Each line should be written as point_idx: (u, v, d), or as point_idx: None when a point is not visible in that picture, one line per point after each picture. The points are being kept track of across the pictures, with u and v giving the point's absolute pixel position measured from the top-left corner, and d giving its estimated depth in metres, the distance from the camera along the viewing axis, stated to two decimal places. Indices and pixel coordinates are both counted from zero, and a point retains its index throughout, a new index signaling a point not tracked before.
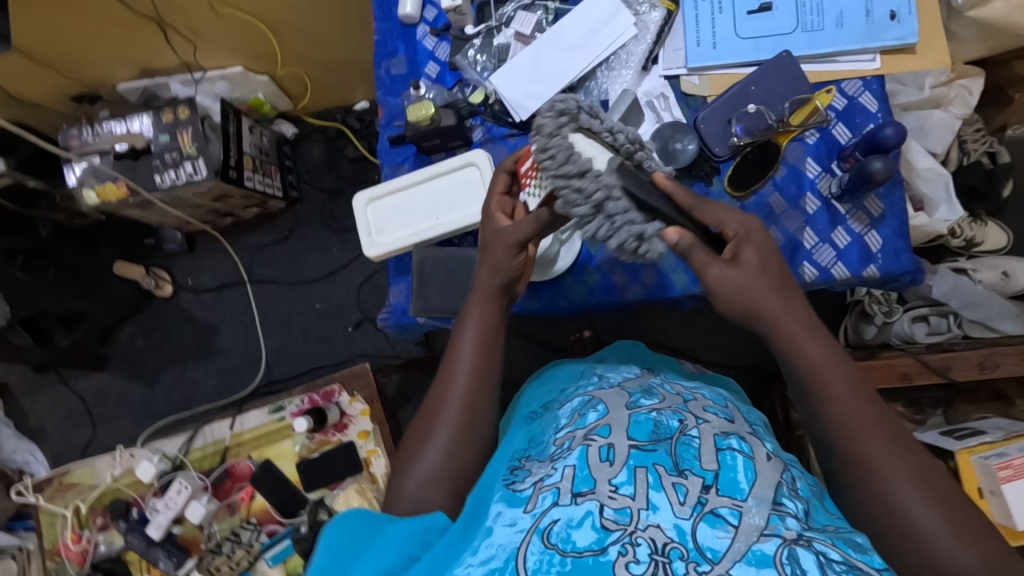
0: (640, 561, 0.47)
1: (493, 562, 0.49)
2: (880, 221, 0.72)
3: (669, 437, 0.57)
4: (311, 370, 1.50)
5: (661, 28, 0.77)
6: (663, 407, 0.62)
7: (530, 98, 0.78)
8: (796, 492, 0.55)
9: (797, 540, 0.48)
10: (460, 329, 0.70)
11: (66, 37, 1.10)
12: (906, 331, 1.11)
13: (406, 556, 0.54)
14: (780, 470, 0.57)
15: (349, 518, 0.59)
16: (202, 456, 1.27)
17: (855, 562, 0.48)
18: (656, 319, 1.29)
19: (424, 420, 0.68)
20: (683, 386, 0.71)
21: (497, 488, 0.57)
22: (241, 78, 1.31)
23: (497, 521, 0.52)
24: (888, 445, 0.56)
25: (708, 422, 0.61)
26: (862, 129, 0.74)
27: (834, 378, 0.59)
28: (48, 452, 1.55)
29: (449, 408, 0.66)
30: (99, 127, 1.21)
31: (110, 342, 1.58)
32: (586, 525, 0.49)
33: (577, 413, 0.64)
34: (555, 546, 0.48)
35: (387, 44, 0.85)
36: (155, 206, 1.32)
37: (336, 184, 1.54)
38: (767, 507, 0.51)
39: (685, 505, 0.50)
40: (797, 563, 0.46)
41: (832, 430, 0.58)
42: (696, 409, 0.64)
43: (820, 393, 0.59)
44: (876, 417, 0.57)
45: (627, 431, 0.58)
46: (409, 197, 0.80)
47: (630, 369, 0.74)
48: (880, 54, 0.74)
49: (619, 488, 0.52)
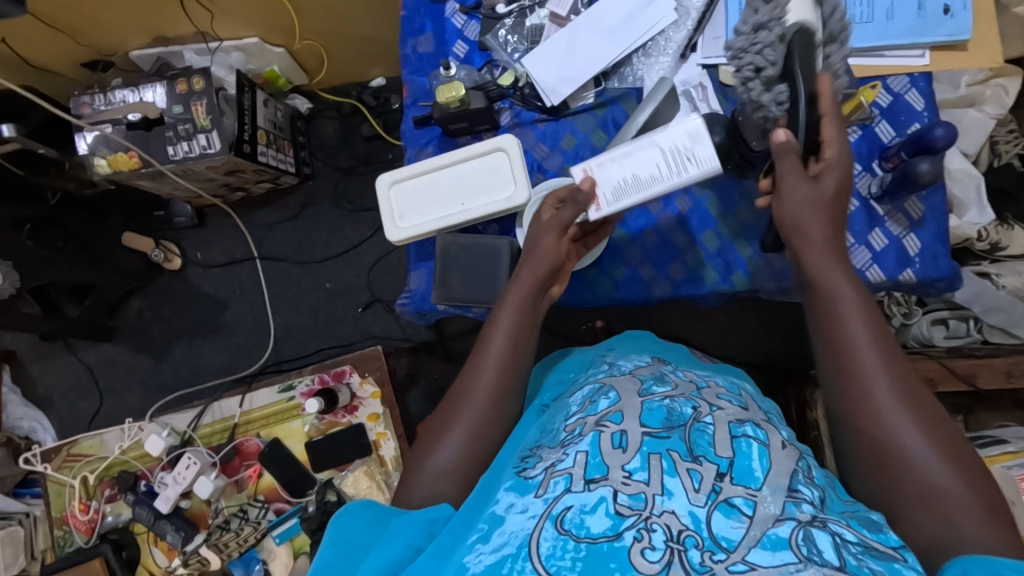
0: (656, 548, 0.46)
1: (506, 548, 0.48)
2: (920, 224, 0.70)
3: (683, 425, 0.56)
4: (320, 350, 1.50)
5: (702, 16, 0.74)
6: (676, 395, 0.61)
7: (563, 83, 0.75)
8: (811, 480, 0.53)
9: (811, 521, 0.47)
10: (492, 322, 0.68)
11: (81, 0, 1.07)
12: (924, 334, 1.11)
13: (413, 546, 0.54)
14: (795, 458, 0.55)
15: (355, 508, 0.58)
16: (210, 431, 1.26)
17: (869, 542, 0.47)
18: (672, 312, 1.28)
19: (453, 398, 0.67)
20: (695, 374, 0.70)
21: (507, 476, 0.56)
22: (257, 50, 1.28)
23: (509, 509, 0.51)
24: (897, 372, 0.54)
25: (722, 410, 0.59)
26: (907, 128, 0.71)
27: (850, 312, 0.57)
28: (55, 420, 1.56)
29: (477, 393, 0.65)
30: (111, 95, 1.19)
31: (118, 313, 1.57)
32: (600, 511, 0.49)
33: (588, 401, 0.62)
34: (569, 532, 0.48)
35: (414, 21, 0.82)
36: (166, 178, 1.30)
37: (350, 162, 1.52)
38: (782, 494, 0.49)
39: (700, 492, 0.49)
40: (813, 545, 0.45)
41: (841, 351, 0.57)
42: (710, 396, 0.62)
43: (838, 309, 0.58)
44: (890, 346, 0.56)
45: (640, 418, 0.56)
46: (433, 181, 0.76)
47: (641, 358, 0.73)
48: (929, 50, 0.71)
49: (633, 473, 0.51)
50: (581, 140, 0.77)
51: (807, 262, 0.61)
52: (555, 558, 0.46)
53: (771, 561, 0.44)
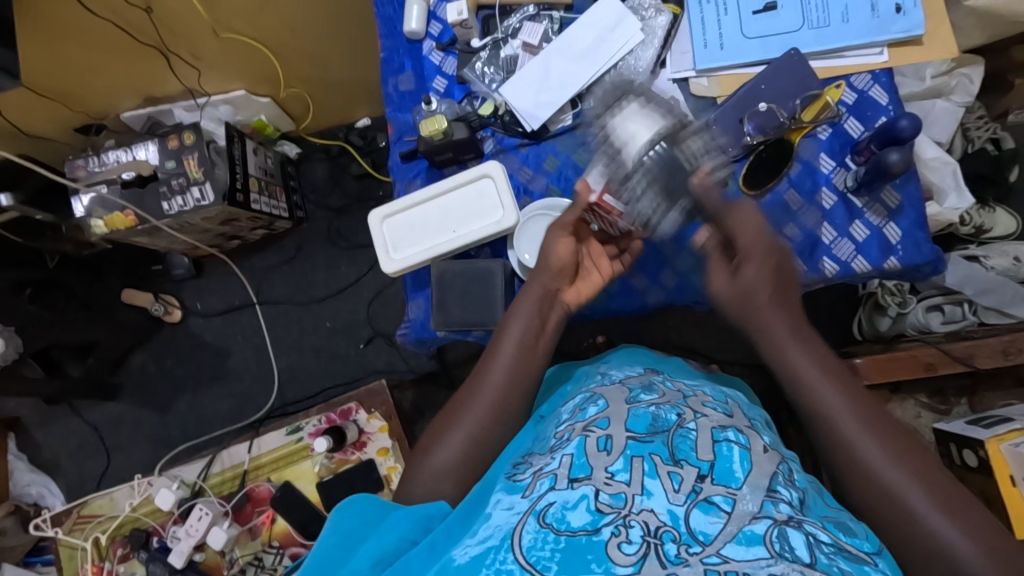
0: (633, 542, 0.46)
1: (490, 540, 0.48)
2: (899, 213, 0.72)
3: (667, 430, 0.56)
4: (325, 390, 1.50)
5: (667, 33, 0.78)
6: (662, 402, 0.61)
7: (541, 108, 0.78)
8: (792, 482, 0.54)
9: (787, 520, 0.48)
10: (501, 332, 0.70)
11: (72, 68, 1.10)
12: (921, 322, 1.11)
13: (407, 539, 0.54)
14: (776, 462, 0.55)
15: (354, 504, 0.59)
16: (220, 481, 1.26)
17: (844, 544, 0.48)
18: (670, 321, 1.29)
19: (452, 408, 0.68)
20: (684, 383, 0.70)
21: (497, 480, 0.56)
22: (244, 101, 1.32)
23: (497, 506, 0.51)
24: (880, 433, 0.57)
25: (707, 416, 0.60)
26: (874, 122, 0.74)
27: (825, 392, 0.60)
28: (63, 484, 1.55)
29: (478, 394, 0.67)
30: (105, 156, 1.22)
31: (121, 370, 1.57)
32: (581, 507, 0.48)
33: (578, 409, 0.63)
34: (550, 526, 0.47)
35: (393, 61, 0.85)
36: (163, 233, 1.32)
37: (342, 202, 1.55)
38: (761, 494, 0.50)
39: (679, 492, 0.49)
40: (786, 541, 0.46)
41: (825, 430, 0.59)
42: (696, 403, 0.63)
43: (809, 394, 0.61)
44: (868, 411, 0.59)
45: (625, 424, 0.57)
46: (423, 212, 0.79)
47: (633, 368, 0.74)
48: (887, 47, 0.74)
49: (615, 474, 0.51)
50: (564, 161, 0.79)
51: (775, 355, 0.65)
52: (535, 549, 0.46)
53: (744, 555, 0.45)
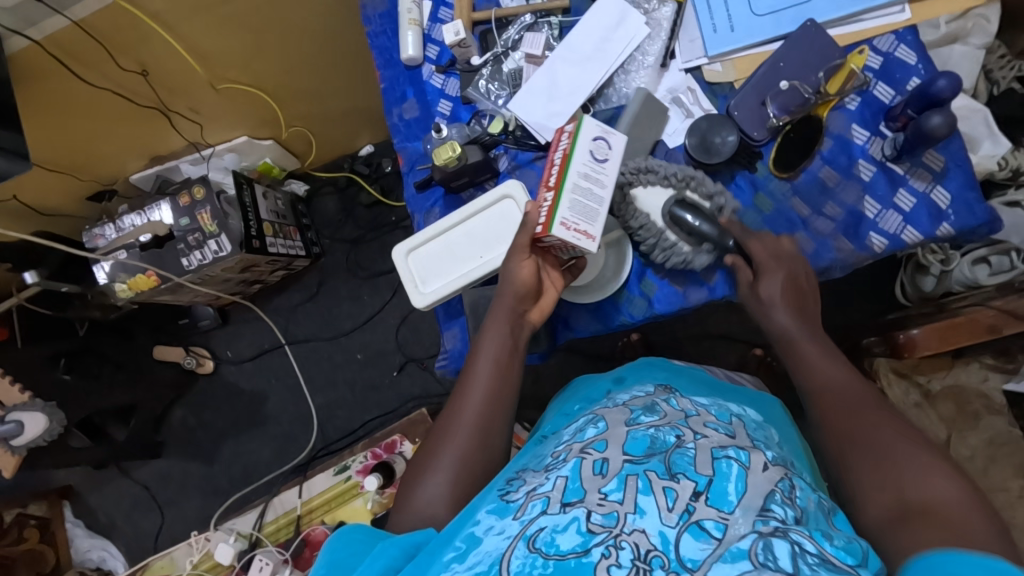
0: (622, 565, 0.43)
1: (479, 565, 0.46)
2: (944, 175, 0.69)
3: (665, 450, 0.52)
4: (365, 422, 1.49)
5: (673, 22, 0.75)
6: (662, 423, 0.56)
7: (553, 118, 0.76)
8: (792, 500, 0.49)
9: (774, 532, 0.44)
10: (474, 353, 0.69)
11: (77, 139, 1.10)
12: (968, 276, 1.05)
13: (391, 567, 0.50)
14: (776, 480, 0.50)
15: (348, 534, 0.55)
16: (275, 528, 1.27)
17: (832, 557, 0.43)
18: (704, 310, 1.26)
19: (431, 444, 0.65)
20: (692, 403, 0.64)
21: (491, 498, 0.53)
22: (247, 147, 1.31)
23: (487, 531, 0.49)
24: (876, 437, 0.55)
25: (708, 437, 0.54)
26: (905, 84, 0.70)
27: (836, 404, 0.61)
28: (122, 545, 1.56)
29: (460, 432, 0.63)
30: (121, 223, 1.22)
31: (163, 427, 1.59)
32: (571, 529, 0.46)
33: (578, 431, 0.60)
34: (538, 550, 0.45)
35: (395, 90, 0.83)
36: (185, 288, 1.32)
37: (356, 232, 1.54)
38: (754, 513, 0.45)
39: (672, 511, 0.46)
40: (772, 554, 0.42)
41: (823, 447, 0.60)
42: (697, 424, 0.57)
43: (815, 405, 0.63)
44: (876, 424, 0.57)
45: (623, 447, 0.53)
46: (447, 242, 0.77)
47: (642, 388, 0.69)
48: (908, 3, 0.71)
49: (608, 494, 0.48)
50: None
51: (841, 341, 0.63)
52: None
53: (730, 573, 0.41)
